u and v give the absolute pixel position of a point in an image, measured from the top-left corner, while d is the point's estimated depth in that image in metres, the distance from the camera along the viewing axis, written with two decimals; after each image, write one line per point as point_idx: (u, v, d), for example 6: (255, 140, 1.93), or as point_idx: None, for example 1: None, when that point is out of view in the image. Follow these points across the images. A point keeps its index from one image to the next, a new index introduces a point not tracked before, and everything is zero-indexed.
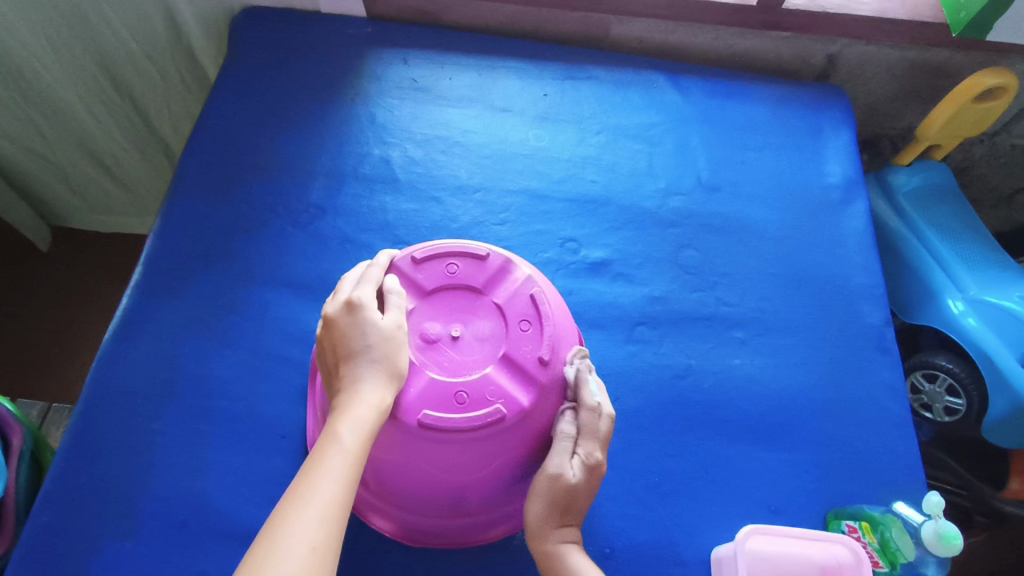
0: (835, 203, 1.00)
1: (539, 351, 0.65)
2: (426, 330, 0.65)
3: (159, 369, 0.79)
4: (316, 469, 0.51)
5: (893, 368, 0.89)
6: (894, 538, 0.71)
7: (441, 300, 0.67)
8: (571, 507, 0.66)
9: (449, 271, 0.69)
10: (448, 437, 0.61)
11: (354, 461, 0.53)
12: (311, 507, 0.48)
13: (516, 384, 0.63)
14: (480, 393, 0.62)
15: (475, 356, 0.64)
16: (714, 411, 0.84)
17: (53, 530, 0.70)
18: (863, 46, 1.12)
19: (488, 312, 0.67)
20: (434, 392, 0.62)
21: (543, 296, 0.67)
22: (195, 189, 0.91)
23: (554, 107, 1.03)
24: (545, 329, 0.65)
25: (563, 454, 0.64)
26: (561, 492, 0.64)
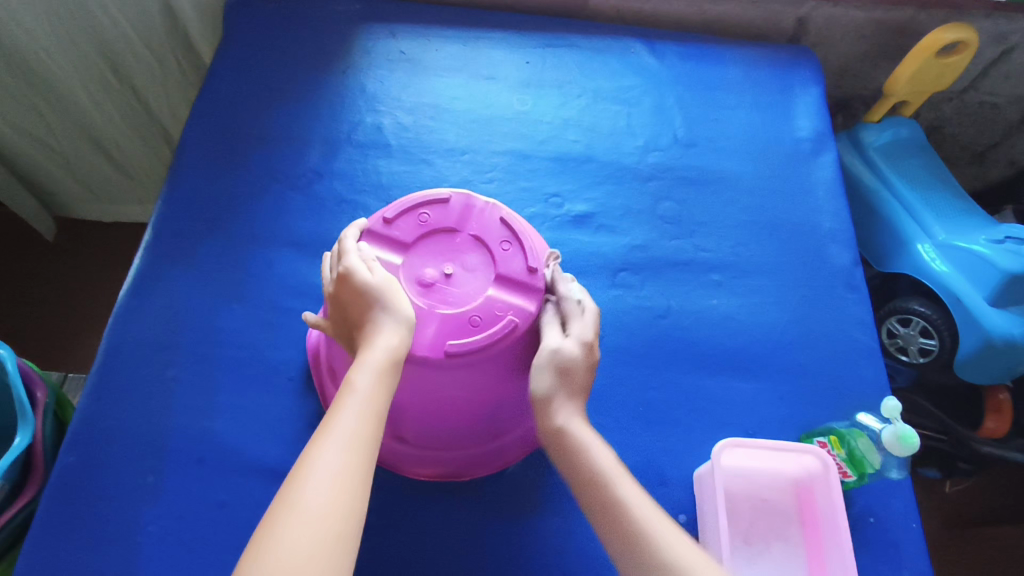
0: (805, 154, 1.06)
1: (525, 263, 0.72)
2: (422, 275, 0.70)
3: (172, 322, 0.85)
4: (337, 410, 0.56)
5: (862, 303, 0.94)
6: (861, 447, 0.76)
7: (425, 247, 0.72)
8: (575, 384, 0.67)
9: (422, 220, 0.73)
10: (475, 360, 0.68)
11: (376, 401, 0.57)
12: (336, 441, 0.53)
13: (518, 296, 0.71)
14: (491, 313, 0.69)
15: (472, 286, 0.70)
16: (693, 346, 0.90)
17: (81, 468, 0.76)
18: (830, 8, 1.17)
19: (469, 246, 0.73)
20: (450, 323, 0.68)
21: (512, 216, 0.74)
22: (198, 159, 0.96)
23: (537, 73, 1.09)
24: (522, 243, 0.73)
25: (555, 335, 0.68)
26: (562, 363, 0.67)
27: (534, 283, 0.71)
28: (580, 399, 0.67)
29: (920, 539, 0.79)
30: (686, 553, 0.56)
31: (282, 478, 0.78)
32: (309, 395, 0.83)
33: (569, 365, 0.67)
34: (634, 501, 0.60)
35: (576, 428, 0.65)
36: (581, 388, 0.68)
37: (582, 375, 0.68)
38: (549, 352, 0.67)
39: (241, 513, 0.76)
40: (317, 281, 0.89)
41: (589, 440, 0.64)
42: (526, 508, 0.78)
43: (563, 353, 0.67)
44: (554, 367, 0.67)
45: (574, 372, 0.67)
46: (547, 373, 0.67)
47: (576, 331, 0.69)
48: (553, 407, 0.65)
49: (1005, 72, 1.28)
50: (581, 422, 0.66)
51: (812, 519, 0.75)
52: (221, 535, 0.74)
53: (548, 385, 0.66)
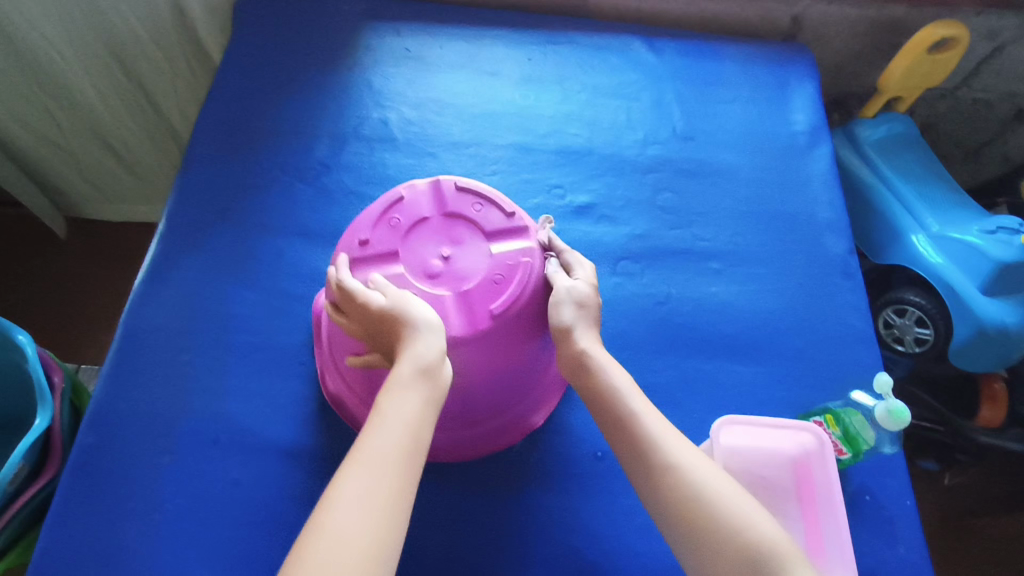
0: (801, 147, 1.09)
1: (501, 212, 0.75)
2: (426, 268, 0.72)
3: (187, 309, 0.87)
4: (367, 435, 0.58)
5: (857, 290, 0.97)
6: (855, 424, 0.80)
7: (413, 245, 0.73)
8: (589, 314, 0.73)
9: (393, 224, 0.74)
10: (512, 321, 0.71)
11: (410, 416, 0.59)
12: (366, 463, 0.56)
13: (513, 240, 0.75)
14: (503, 267, 0.72)
15: (472, 255, 0.73)
16: (693, 331, 0.92)
17: (99, 448, 0.78)
18: (825, 6, 1.20)
19: (447, 224, 0.75)
20: (478, 290, 0.70)
21: (467, 181, 0.77)
22: (210, 152, 0.99)
23: (538, 70, 1.12)
24: (492, 198, 0.76)
25: (564, 278, 0.74)
26: (576, 299, 0.72)
27: (517, 224, 0.75)
28: (594, 326, 0.73)
29: (915, 516, 0.81)
30: (703, 469, 0.62)
31: (294, 457, 0.80)
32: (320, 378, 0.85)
33: (583, 300, 0.72)
34: (652, 419, 0.65)
35: (596, 351, 0.70)
36: (593, 319, 0.73)
37: (593, 310, 0.74)
38: (565, 290, 0.72)
39: (255, 491, 0.78)
40: (327, 269, 0.92)
41: (607, 361, 0.69)
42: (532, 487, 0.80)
43: (577, 292, 0.72)
44: (571, 303, 0.72)
45: (587, 308, 0.73)
46: (566, 307, 0.72)
47: (582, 276, 0.75)
48: (573, 334, 0.70)
49: (996, 69, 1.30)
50: (598, 347, 0.71)
51: (810, 495, 0.77)
52: (235, 513, 0.77)
53: (568, 317, 0.71)
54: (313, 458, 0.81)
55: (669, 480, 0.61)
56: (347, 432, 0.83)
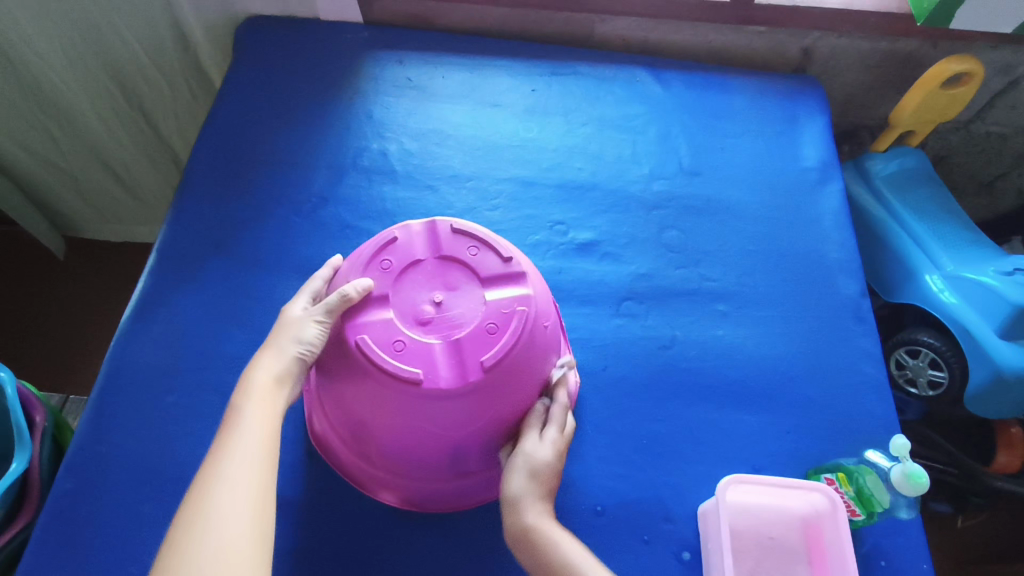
0: (812, 183, 1.05)
1: (495, 255, 0.72)
2: (417, 315, 0.68)
3: (172, 347, 0.84)
4: (229, 430, 0.60)
5: (869, 335, 0.93)
6: (869, 484, 0.75)
7: (406, 290, 0.69)
8: (548, 484, 0.69)
9: (384, 267, 0.71)
10: (502, 373, 0.67)
11: (262, 416, 0.62)
12: (229, 454, 0.57)
13: (509, 286, 0.70)
14: (497, 316, 0.68)
15: (465, 300, 0.69)
16: (699, 378, 0.89)
17: (76, 495, 0.75)
18: (836, 38, 1.18)
19: (441, 268, 0.71)
20: (470, 340, 0.66)
21: (461, 223, 0.73)
22: (205, 183, 0.96)
23: (542, 101, 1.09)
24: (489, 241, 0.72)
25: (533, 436, 0.70)
26: (536, 468, 0.68)
27: (514, 269, 0.71)
28: (547, 498, 0.69)
29: None
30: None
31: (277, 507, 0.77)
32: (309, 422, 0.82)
33: (541, 468, 0.68)
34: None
35: (545, 526, 0.66)
36: (549, 490, 0.69)
37: (552, 478, 0.69)
38: (523, 457, 0.68)
39: None
40: None
41: (556, 534, 0.66)
42: None
43: (538, 459, 0.68)
44: (528, 472, 0.68)
45: (545, 478, 0.69)
46: (520, 476, 0.68)
47: (553, 436, 0.70)
48: (523, 507, 0.67)
49: (1011, 103, 1.27)
50: (548, 519, 0.67)
51: (821, 558, 0.73)
52: None
53: (519, 487, 0.67)
54: (298, 508, 0.77)
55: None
56: (334, 480, 0.79)
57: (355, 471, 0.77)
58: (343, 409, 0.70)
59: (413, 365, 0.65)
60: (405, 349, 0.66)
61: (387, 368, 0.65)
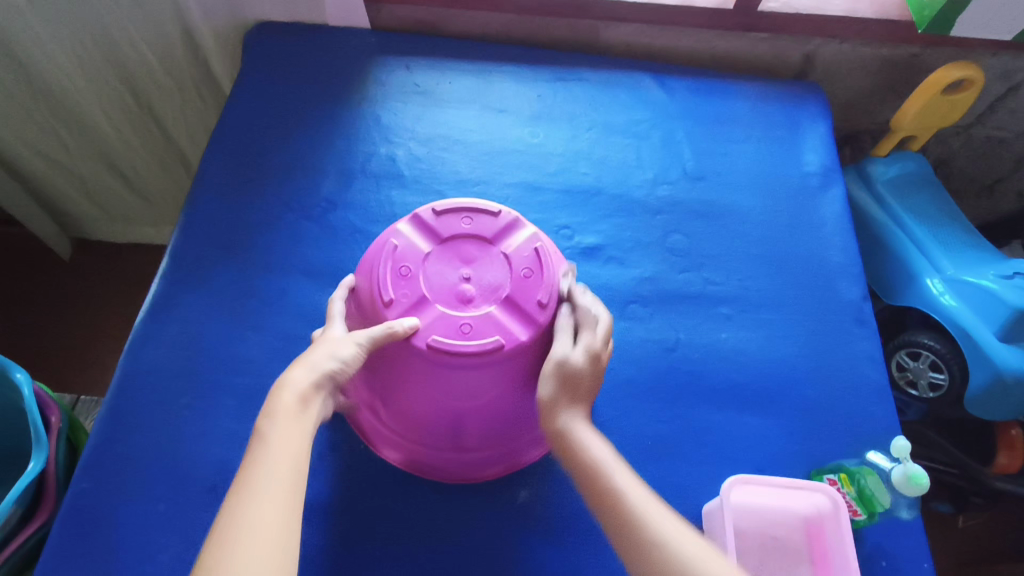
0: (814, 188, 1.07)
1: (487, 215, 0.75)
2: (461, 294, 0.70)
3: (186, 350, 0.86)
4: (256, 458, 0.55)
5: (871, 338, 0.95)
6: (871, 486, 0.77)
7: (438, 279, 0.71)
8: (582, 391, 0.69)
9: (403, 272, 0.71)
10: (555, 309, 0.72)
11: (291, 444, 0.57)
12: (255, 491, 0.52)
13: (514, 232, 0.75)
14: (523, 259, 0.73)
15: (489, 263, 0.72)
16: (702, 380, 0.90)
17: (93, 495, 0.76)
18: (837, 45, 1.19)
19: (451, 248, 0.73)
20: (518, 295, 0.71)
21: (442, 202, 0.75)
22: (216, 187, 0.98)
23: (548, 106, 1.11)
24: (471, 207, 0.75)
25: (564, 340, 0.69)
26: (569, 373, 0.68)
27: (508, 218, 0.75)
28: (585, 404, 0.69)
29: None
30: (698, 553, 0.56)
31: None
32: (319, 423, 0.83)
33: (573, 373, 0.68)
34: (635, 495, 0.61)
35: (579, 429, 0.66)
36: (585, 396, 0.69)
37: (588, 383, 0.69)
38: (556, 360, 0.68)
39: None
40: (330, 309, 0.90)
41: (589, 438, 0.66)
42: (534, 539, 0.77)
43: (570, 363, 0.68)
44: (559, 376, 0.68)
45: (576, 383, 0.68)
46: (551, 382, 0.68)
47: (584, 340, 0.70)
48: (557, 411, 0.67)
49: (1011, 108, 1.28)
50: (583, 424, 0.67)
51: (823, 557, 0.74)
52: None
53: (551, 393, 0.68)
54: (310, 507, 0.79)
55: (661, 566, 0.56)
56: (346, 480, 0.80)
57: (420, 463, 0.79)
58: (420, 406, 0.72)
59: (490, 335, 0.68)
60: (474, 327, 0.68)
61: (469, 350, 0.67)
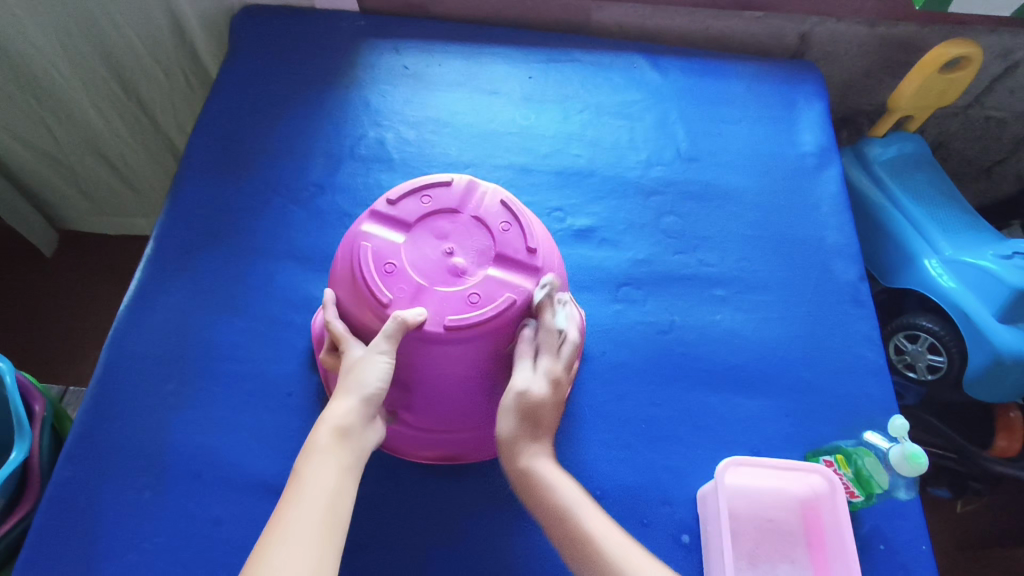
0: (810, 168, 1.05)
1: (440, 188, 0.72)
2: (452, 270, 0.67)
3: (171, 336, 0.84)
4: (291, 500, 0.55)
5: (868, 319, 0.93)
6: (868, 466, 0.75)
7: (424, 263, 0.67)
8: (542, 422, 0.68)
9: (389, 268, 0.67)
10: (539, 238, 0.72)
11: (326, 489, 0.56)
12: (290, 535, 0.52)
13: (475, 192, 0.72)
14: (496, 215, 0.71)
15: (465, 232, 0.70)
16: (697, 362, 0.89)
17: (75, 484, 0.75)
18: (833, 24, 1.17)
19: (423, 230, 0.70)
20: (505, 251, 0.69)
21: (393, 190, 0.71)
22: (202, 173, 0.96)
23: (540, 89, 1.09)
24: (424, 184, 0.72)
25: (526, 371, 0.67)
26: (528, 406, 0.66)
27: (465, 184, 0.72)
28: (545, 437, 0.68)
29: (931, 562, 0.77)
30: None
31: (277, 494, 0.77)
32: (307, 408, 0.81)
33: (533, 407, 0.67)
34: (600, 528, 0.63)
35: (542, 465, 0.66)
36: (545, 430, 0.68)
37: (547, 413, 0.68)
38: (516, 393, 0.66)
39: (238, 531, 0.74)
40: (317, 294, 0.89)
41: (553, 473, 0.66)
42: (525, 525, 0.76)
43: (531, 395, 0.66)
44: (520, 411, 0.66)
45: (538, 414, 0.67)
46: (511, 416, 0.66)
47: (544, 368, 0.68)
48: (517, 450, 0.66)
49: (1010, 88, 1.26)
50: (547, 461, 0.67)
51: (820, 540, 0.73)
52: (216, 554, 0.73)
53: (512, 428, 0.66)
54: None
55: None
56: None
57: (452, 450, 0.77)
58: (443, 388, 0.69)
59: (499, 295, 0.66)
60: (482, 294, 0.66)
61: (484, 318, 0.65)
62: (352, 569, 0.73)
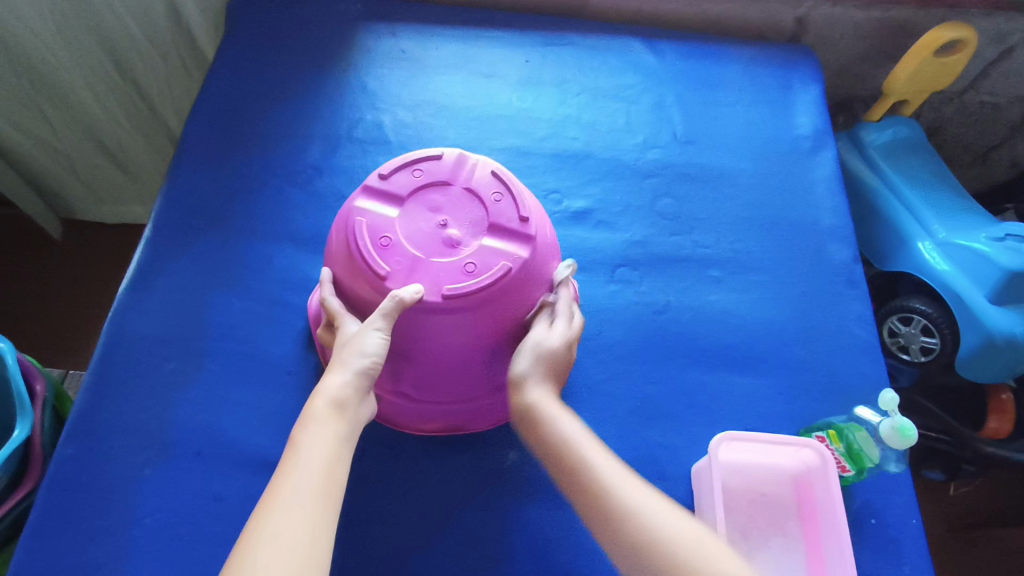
0: (805, 150, 1.06)
1: (430, 161, 0.72)
2: (446, 241, 0.67)
3: (170, 316, 0.85)
4: (287, 468, 0.55)
5: (860, 299, 0.94)
6: (859, 441, 0.76)
7: (419, 236, 0.67)
8: (556, 373, 0.69)
9: (384, 243, 0.67)
10: (532, 208, 0.72)
11: (321, 456, 0.56)
12: (284, 501, 0.52)
13: (465, 164, 0.72)
14: (487, 186, 0.71)
15: (457, 203, 0.70)
16: (692, 341, 0.90)
17: (77, 461, 0.76)
18: (829, 8, 1.18)
19: (416, 203, 0.70)
20: (497, 219, 0.69)
21: (383, 166, 0.71)
22: (199, 155, 0.97)
23: (536, 72, 1.09)
24: (415, 158, 0.72)
25: (543, 327, 0.69)
26: (547, 355, 0.67)
27: (454, 156, 0.72)
28: (555, 382, 0.68)
29: (920, 535, 0.78)
30: (663, 513, 0.57)
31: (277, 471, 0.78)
32: (306, 387, 0.82)
33: (549, 354, 0.67)
34: (602, 463, 0.61)
35: (545, 400, 0.66)
36: (555, 376, 0.69)
37: (563, 363, 0.69)
38: (533, 342, 0.68)
39: (239, 507, 0.75)
40: (315, 275, 0.90)
41: (556, 409, 0.66)
42: (522, 499, 0.77)
43: (547, 345, 0.68)
44: (535, 356, 0.67)
45: (552, 364, 0.68)
46: (528, 356, 0.67)
47: (562, 328, 0.69)
48: (525, 384, 0.67)
49: (1006, 72, 1.27)
50: (555, 400, 0.67)
51: (811, 513, 0.74)
52: (217, 529, 0.74)
53: (524, 367, 0.67)
54: None
55: (625, 528, 0.56)
56: None
57: (453, 420, 0.78)
58: (443, 359, 0.70)
59: (495, 264, 0.66)
60: (478, 263, 0.66)
61: (480, 287, 0.65)
62: (352, 543, 0.74)
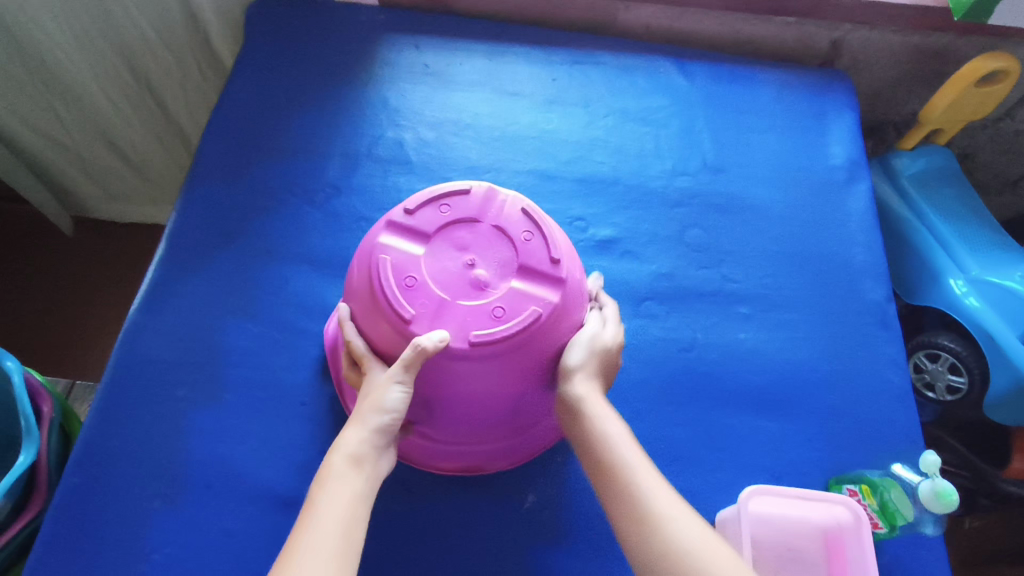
0: (839, 182, 1.03)
1: (457, 197, 0.69)
2: (473, 283, 0.65)
3: (184, 340, 0.82)
4: (303, 529, 0.53)
5: (893, 342, 0.91)
6: (893, 499, 0.74)
7: (445, 276, 0.65)
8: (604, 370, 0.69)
9: (409, 284, 0.64)
10: (562, 248, 0.69)
11: (338, 516, 0.54)
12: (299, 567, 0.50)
13: (492, 201, 0.69)
14: (517, 224, 0.68)
15: (484, 242, 0.67)
16: (719, 382, 0.87)
17: (85, 490, 0.73)
18: (866, 32, 1.14)
19: (443, 240, 0.67)
20: (527, 261, 0.66)
21: (411, 200, 0.69)
22: (215, 171, 0.94)
23: (563, 92, 1.06)
24: (443, 193, 0.69)
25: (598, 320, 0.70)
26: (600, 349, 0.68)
27: (482, 193, 0.69)
28: (601, 377, 0.67)
29: None
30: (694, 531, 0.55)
31: (289, 506, 0.75)
32: (321, 419, 0.80)
33: (602, 350, 0.68)
34: (642, 471, 0.60)
35: (592, 398, 0.64)
36: (603, 377, 0.68)
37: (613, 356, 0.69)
38: (588, 335, 0.68)
39: (251, 543, 0.73)
40: (332, 301, 0.87)
41: (603, 411, 0.64)
42: (542, 544, 0.75)
43: (602, 339, 0.68)
44: (592, 349, 0.67)
45: (604, 361, 0.68)
46: (582, 350, 0.67)
47: (610, 322, 0.71)
48: (574, 376, 0.65)
49: None
50: (599, 395, 0.65)
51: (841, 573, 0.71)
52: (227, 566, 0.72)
53: (579, 359, 0.66)
54: None
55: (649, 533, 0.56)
56: None
57: (471, 461, 0.76)
58: (465, 404, 0.67)
59: (522, 310, 0.64)
60: (507, 308, 0.63)
61: (507, 334, 0.62)
62: None
